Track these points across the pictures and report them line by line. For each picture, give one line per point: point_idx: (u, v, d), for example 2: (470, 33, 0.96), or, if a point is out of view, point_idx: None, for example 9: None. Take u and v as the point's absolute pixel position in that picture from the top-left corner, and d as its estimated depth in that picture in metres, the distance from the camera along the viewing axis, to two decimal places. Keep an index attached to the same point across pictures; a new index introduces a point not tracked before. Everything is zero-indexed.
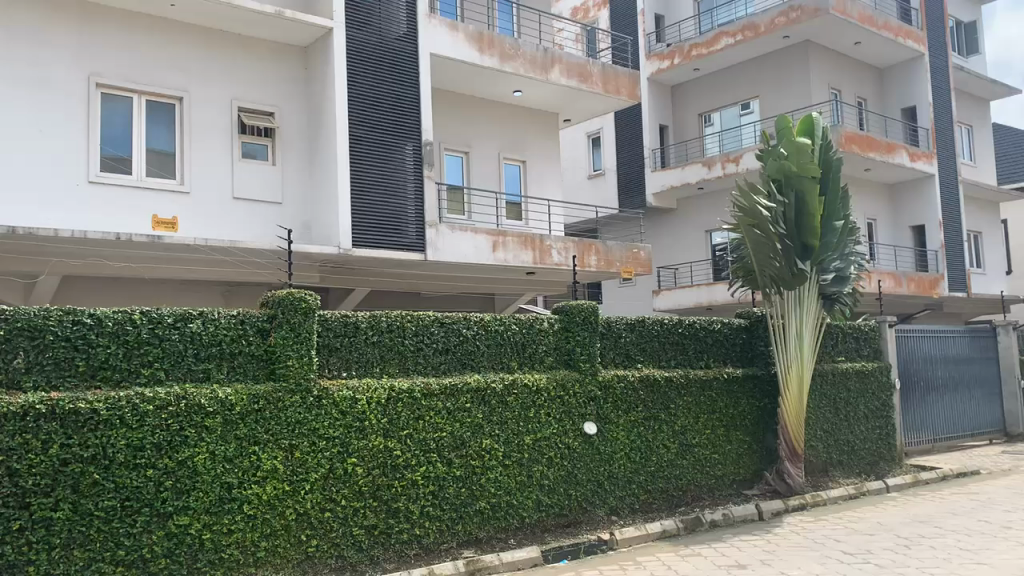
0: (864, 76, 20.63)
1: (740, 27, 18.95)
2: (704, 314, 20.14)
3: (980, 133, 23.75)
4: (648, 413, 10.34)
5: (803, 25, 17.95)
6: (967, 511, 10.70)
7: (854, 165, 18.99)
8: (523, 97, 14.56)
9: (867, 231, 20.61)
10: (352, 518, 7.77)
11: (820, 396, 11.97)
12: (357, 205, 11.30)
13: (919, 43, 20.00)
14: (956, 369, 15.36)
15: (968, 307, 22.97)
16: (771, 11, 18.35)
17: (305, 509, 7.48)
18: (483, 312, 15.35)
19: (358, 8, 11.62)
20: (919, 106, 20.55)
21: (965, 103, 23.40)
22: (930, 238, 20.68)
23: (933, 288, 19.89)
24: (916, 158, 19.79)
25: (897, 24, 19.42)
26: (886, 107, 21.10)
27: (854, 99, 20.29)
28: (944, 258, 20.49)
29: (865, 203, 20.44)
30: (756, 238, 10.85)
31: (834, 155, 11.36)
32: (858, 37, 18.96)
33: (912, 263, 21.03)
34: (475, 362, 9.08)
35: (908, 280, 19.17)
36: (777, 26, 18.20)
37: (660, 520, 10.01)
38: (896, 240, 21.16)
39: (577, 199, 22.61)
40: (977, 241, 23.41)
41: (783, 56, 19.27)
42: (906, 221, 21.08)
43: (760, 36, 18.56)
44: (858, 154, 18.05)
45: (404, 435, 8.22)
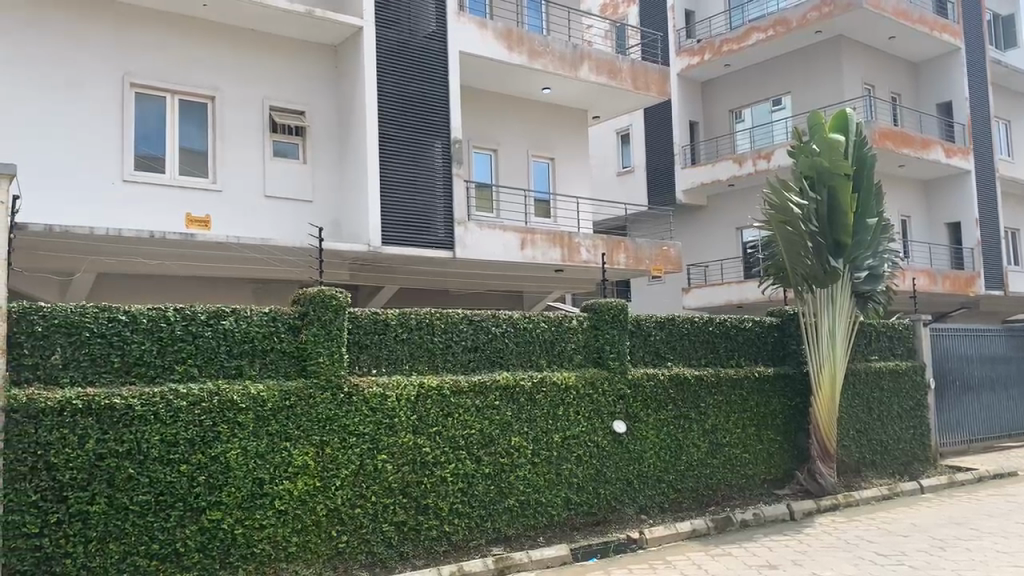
0: (899, 71, 20.34)
1: (771, 22, 18.78)
2: (734, 312, 19.97)
3: (1019, 129, 23.32)
4: (679, 412, 10.29)
5: (836, 20, 17.75)
6: (1003, 513, 10.53)
7: (888, 161, 18.75)
8: (552, 94, 14.51)
9: (902, 228, 20.32)
10: (381, 514, 7.80)
11: (853, 395, 11.82)
12: (386, 203, 11.34)
13: (955, 37, 19.68)
14: (993, 369, 15.08)
15: (1006, 306, 22.57)
16: (803, 6, 18.16)
17: (336, 505, 7.53)
18: (512, 310, 15.32)
19: (387, 7, 11.66)
20: (955, 101, 20.22)
21: (1002, 98, 22.98)
22: (967, 235, 20.33)
23: (970, 286, 19.56)
24: (952, 154, 19.49)
25: (933, 18, 19.12)
26: (922, 103, 20.79)
27: (889, 95, 20.02)
28: (980, 256, 20.12)
29: (900, 200, 20.15)
30: (788, 236, 10.80)
31: (869, 151, 11.21)
32: (893, 31, 18.70)
33: (947, 261, 20.69)
34: (504, 360, 9.08)
35: (943, 278, 18.88)
36: (809, 21, 18.01)
37: (690, 519, 9.95)
38: (931, 237, 20.84)
39: (607, 196, 22.52)
40: (1015, 239, 22.98)
41: (815, 51, 19.06)
42: (942, 218, 20.75)
43: (792, 31, 18.39)
44: (893, 149, 17.82)
45: (433, 433, 8.24)
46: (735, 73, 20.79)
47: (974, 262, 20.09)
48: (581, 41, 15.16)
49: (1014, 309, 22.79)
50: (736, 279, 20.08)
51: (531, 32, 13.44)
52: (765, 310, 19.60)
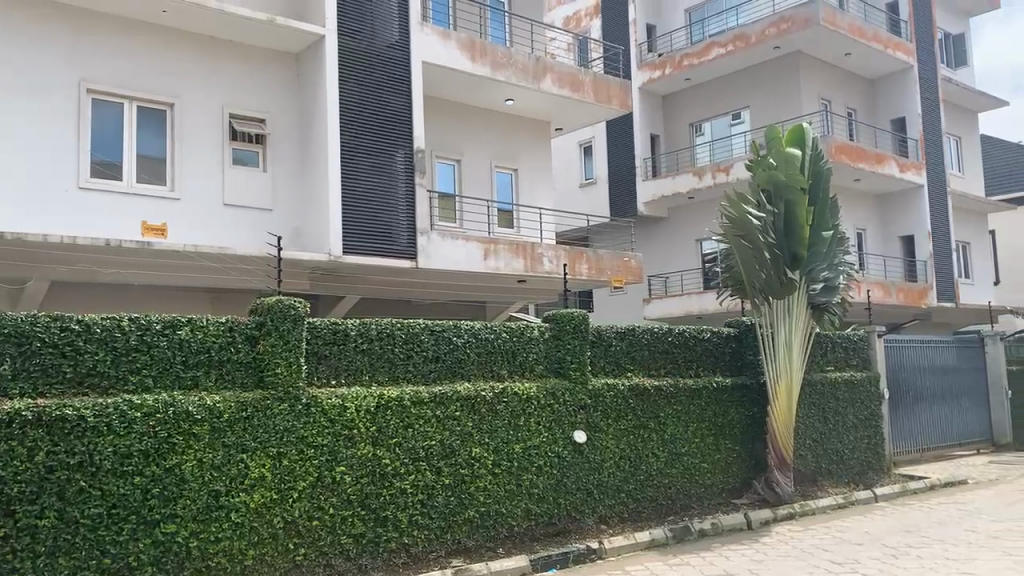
0: (853, 88, 20.77)
1: (731, 38, 19.09)
2: (693, 323, 20.16)
3: (969, 145, 23.93)
4: (638, 421, 10.37)
5: (793, 36, 18.07)
6: (953, 520, 10.77)
7: (844, 175, 19.12)
8: (515, 105, 14.57)
9: (858, 241, 20.71)
10: (340, 526, 7.74)
11: (810, 404, 12.00)
12: (349, 212, 11.30)
13: (909, 55, 20.12)
14: (945, 378, 15.42)
15: (956, 318, 23.11)
16: (761, 21, 18.47)
17: (293, 517, 7.46)
18: (474, 320, 15.29)
19: (350, 15, 11.63)
20: (908, 117, 20.69)
21: (953, 114, 23.57)
22: (920, 248, 20.78)
23: (922, 298, 19.98)
24: (906, 169, 19.93)
25: (887, 35, 19.55)
26: (876, 119, 21.23)
27: (845, 110, 20.42)
28: (933, 268, 20.58)
29: (855, 213, 20.53)
30: (744, 248, 10.94)
31: (825, 164, 11.40)
32: (848, 48, 19.10)
33: (901, 272, 21.12)
34: (465, 370, 9.06)
35: (898, 290, 19.28)
36: (768, 37, 18.32)
37: (649, 529, 10.02)
38: (885, 250, 21.28)
39: (568, 208, 22.62)
40: (966, 252, 23.56)
41: (774, 67, 19.39)
42: (895, 231, 21.20)
43: (751, 47, 18.69)
44: (850, 164, 18.19)
45: (393, 444, 8.20)
46: (694, 87, 21.05)
47: (927, 273, 20.55)
48: (544, 53, 15.25)
49: (963, 321, 23.34)
50: (695, 290, 20.28)
51: (493, 43, 13.50)
52: (724, 321, 19.81)
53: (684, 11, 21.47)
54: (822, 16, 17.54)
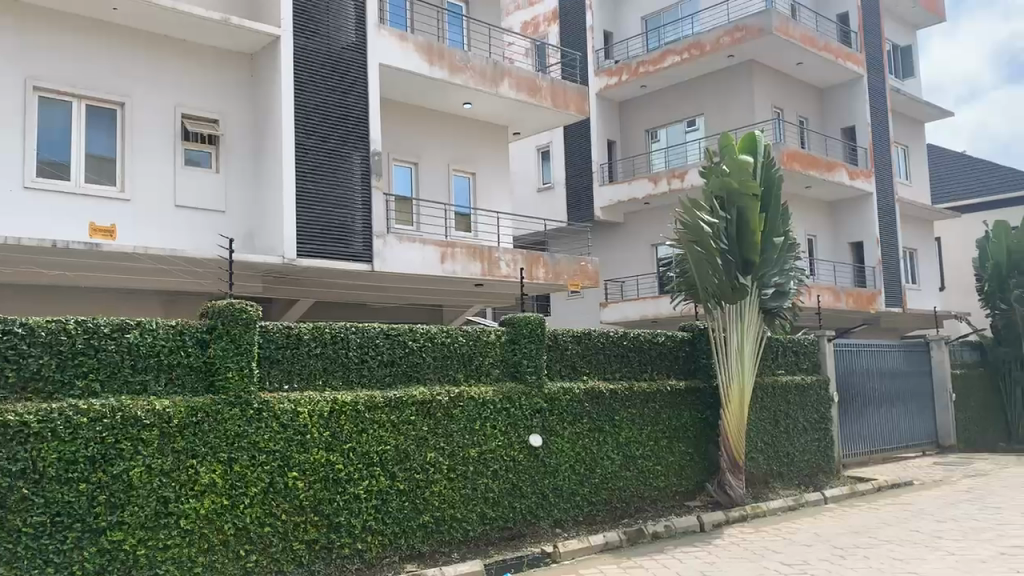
0: (804, 96, 21.15)
1: (686, 46, 19.33)
2: (648, 327, 20.34)
3: (916, 154, 24.50)
4: (593, 425, 10.43)
5: (746, 45, 18.37)
6: (900, 521, 11.01)
7: (796, 182, 19.45)
8: (473, 109, 14.57)
9: (809, 248, 21.08)
10: (292, 532, 7.66)
11: (761, 408, 12.17)
12: (304, 214, 11.19)
13: (858, 65, 20.56)
14: (892, 382, 15.78)
15: (903, 324, 23.61)
16: (715, 30, 18.74)
17: (244, 523, 7.35)
18: (430, 324, 15.23)
19: (307, 16, 11.54)
20: (857, 126, 21.12)
21: (900, 124, 24.13)
22: (868, 254, 21.22)
23: (871, 303, 20.38)
24: (855, 177, 20.34)
25: (838, 46, 19.96)
26: (826, 127, 21.65)
27: (796, 118, 20.79)
28: (881, 274, 21.02)
29: (806, 220, 20.89)
30: (697, 254, 11.08)
31: (776, 172, 11.59)
32: (800, 57, 19.45)
33: (851, 279, 21.44)
34: (421, 374, 9.02)
35: (848, 295, 19.65)
36: (722, 45, 18.58)
37: (603, 532, 10.07)
38: (834, 256, 21.69)
39: (524, 212, 22.69)
40: (912, 259, 24.10)
41: (727, 76, 19.69)
42: (845, 238, 21.65)
43: (704, 55, 18.94)
44: (801, 171, 18.52)
45: (347, 449, 8.13)
46: (649, 93, 21.27)
47: (875, 279, 20.99)
48: (502, 57, 15.29)
49: (908, 327, 23.88)
50: (649, 295, 20.46)
51: (451, 47, 13.48)
52: (678, 325, 20.01)
53: (641, 19, 21.72)
54: (774, 26, 17.85)
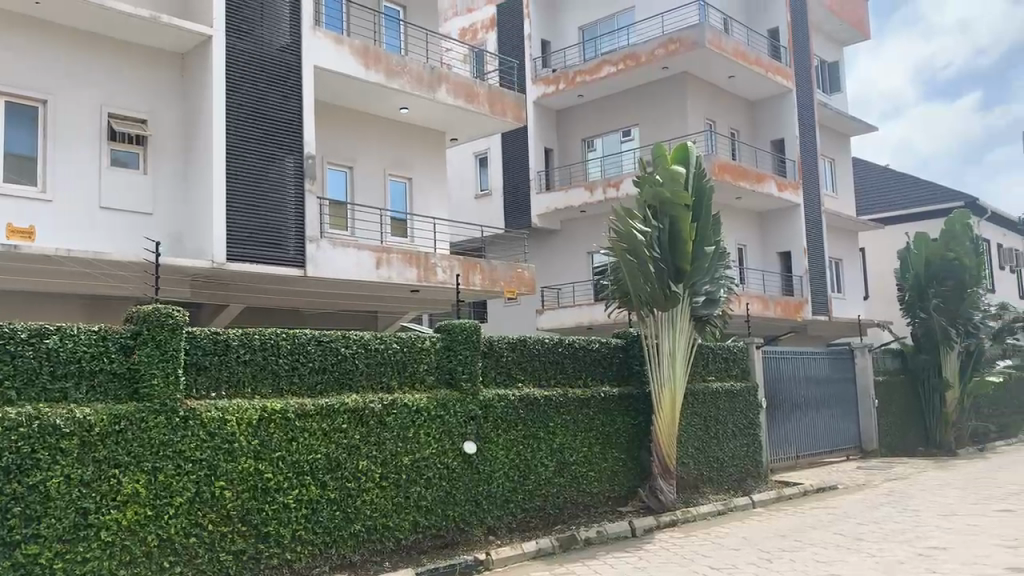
0: (735, 109, 21.63)
1: (622, 56, 19.58)
2: (583, 334, 20.47)
3: (841, 167, 25.24)
4: (527, 432, 10.45)
5: (681, 58, 18.69)
6: (824, 524, 11.29)
7: (727, 193, 19.86)
8: (410, 113, 14.49)
9: (739, 257, 21.53)
10: (219, 543, 7.48)
11: (692, 414, 12.37)
12: (235, 218, 10.99)
13: (787, 79, 21.10)
14: (819, 388, 16.20)
15: (828, 332, 24.25)
16: (651, 42, 19.02)
17: (168, 534, 7.15)
18: (365, 331, 15.07)
19: (240, 16, 11.33)
20: (786, 138, 21.67)
21: (826, 138, 24.84)
22: (795, 264, 21.75)
23: (798, 311, 20.88)
24: (784, 188, 20.86)
25: (768, 60, 20.45)
26: (756, 139, 22.16)
27: (727, 130, 21.24)
28: (808, 283, 21.54)
29: (736, 230, 21.35)
30: (630, 264, 11.18)
31: (707, 182, 11.81)
32: (732, 71, 19.87)
33: (779, 286, 21.96)
34: (353, 381, 8.92)
35: (776, 303, 20.10)
36: (657, 57, 18.89)
37: (536, 539, 10.09)
38: (763, 265, 22.20)
39: (461, 218, 22.68)
40: (839, 268, 24.84)
41: (662, 87, 20.01)
42: (773, 248, 22.18)
43: (640, 66, 19.21)
44: (731, 182, 18.93)
45: (276, 458, 7.99)
46: (584, 102, 21.47)
47: (803, 287, 21.51)
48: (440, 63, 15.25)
49: (831, 335, 24.54)
50: (584, 301, 20.61)
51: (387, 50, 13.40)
52: (612, 332, 20.18)
53: (578, 28, 21.94)
54: (707, 39, 18.20)
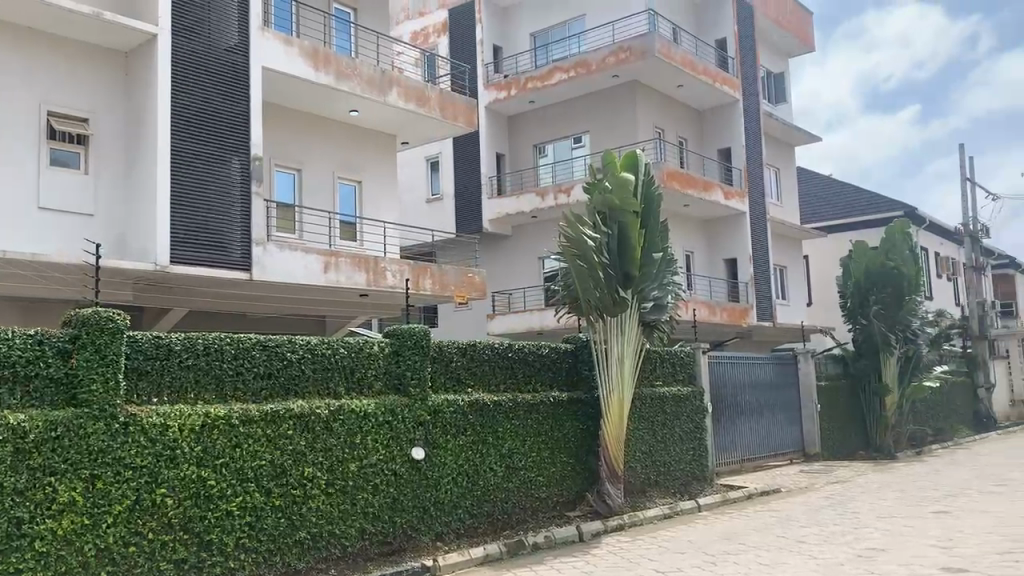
0: (683, 118, 21.93)
1: (573, 63, 19.71)
2: (534, 339, 20.50)
3: (785, 177, 25.74)
4: (476, 437, 10.44)
5: (631, 66, 18.90)
6: (767, 527, 11.49)
7: (675, 201, 20.11)
8: (360, 116, 14.39)
9: (686, 263, 21.81)
10: (159, 552, 7.32)
11: (639, 419, 12.49)
12: (179, 219, 10.79)
13: (734, 89, 21.46)
14: (763, 393, 16.47)
15: (772, 338, 24.67)
16: (602, 49, 19.20)
17: (106, 544, 6.97)
18: (313, 335, 14.92)
19: (186, 14, 11.15)
20: (733, 147, 22.03)
21: (771, 147, 25.30)
22: (742, 271, 22.09)
23: (744, 317, 21.19)
24: (729, 197, 21.20)
25: (715, 70, 20.77)
26: (703, 148, 22.49)
27: (676, 139, 21.54)
28: (754, 290, 21.85)
29: (683, 237, 21.62)
30: (579, 269, 11.25)
31: (656, 190, 11.98)
32: (681, 80, 20.15)
33: (725, 293, 22.36)
34: (298, 387, 8.81)
35: (722, 309, 20.40)
36: (607, 65, 19.06)
37: (484, 544, 10.06)
38: (710, 272, 22.52)
39: (412, 222, 22.63)
40: (783, 275, 25.34)
41: (612, 95, 20.21)
42: (720, 256, 22.52)
43: (591, 74, 19.37)
44: (679, 190, 19.19)
45: (220, 465, 7.85)
46: (535, 108, 21.57)
47: (748, 294, 21.85)
48: (390, 66, 15.19)
49: (774, 341, 24.98)
50: (535, 307, 20.67)
51: (337, 52, 13.31)
52: (562, 337, 20.25)
53: (529, 35, 22.04)
54: (657, 48, 18.44)
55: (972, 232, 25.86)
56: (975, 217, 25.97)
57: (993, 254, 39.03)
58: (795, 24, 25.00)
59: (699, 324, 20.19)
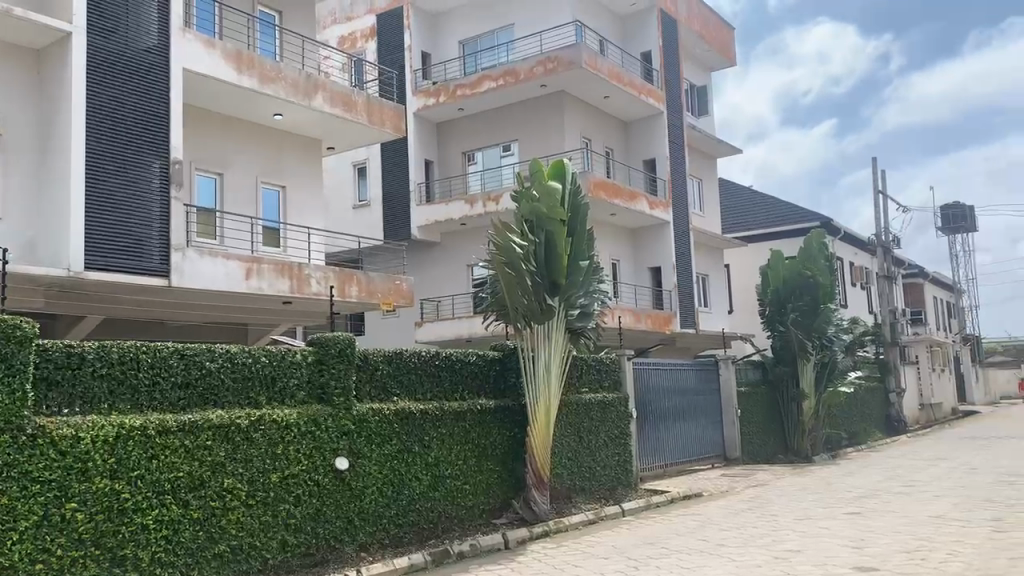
0: (610, 128, 22.23)
1: (501, 72, 19.78)
2: (462, 346, 20.45)
3: (706, 187, 26.32)
4: (402, 445, 10.36)
5: (558, 76, 19.09)
6: (688, 531, 11.71)
7: (601, 210, 20.37)
8: (284, 120, 14.16)
9: (612, 272, 22.10)
10: (69, 570, 7.03)
11: (565, 425, 12.60)
12: (94, 224, 10.44)
13: (659, 101, 21.85)
14: (686, 399, 16.79)
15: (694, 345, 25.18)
16: (529, 59, 19.33)
17: (11, 561, 6.68)
18: (235, 343, 14.60)
19: (103, 13, 10.81)
20: (658, 158, 22.42)
21: (694, 158, 25.86)
22: (666, 279, 22.49)
23: (668, 324, 21.53)
24: (655, 207, 21.57)
25: (641, 82, 21.12)
26: (629, 158, 22.84)
27: (602, 149, 21.84)
28: (677, 298, 22.27)
29: (610, 246, 21.90)
30: (507, 275, 11.28)
31: (582, 199, 12.10)
32: (607, 91, 20.42)
33: (650, 300, 22.70)
34: (218, 397, 8.61)
35: (646, 317, 20.70)
36: (535, 74, 19.20)
37: (409, 554, 9.96)
38: (635, 280, 22.86)
39: (340, 228, 22.44)
40: (705, 283, 25.88)
41: (540, 104, 20.37)
42: (644, 264, 22.89)
43: (519, 83, 19.47)
44: (606, 200, 19.48)
45: (135, 477, 7.61)
46: (461, 116, 21.57)
47: (672, 302, 22.25)
48: (315, 71, 15.00)
49: (697, 348, 25.49)
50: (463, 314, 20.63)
51: (261, 55, 13.07)
52: (490, 344, 20.25)
53: (458, 42, 22.04)
54: (582, 59, 18.67)
55: (884, 242, 26.89)
56: (886, 229, 27.00)
57: (904, 262, 40.64)
58: (717, 38, 25.60)
59: (624, 331, 20.45)
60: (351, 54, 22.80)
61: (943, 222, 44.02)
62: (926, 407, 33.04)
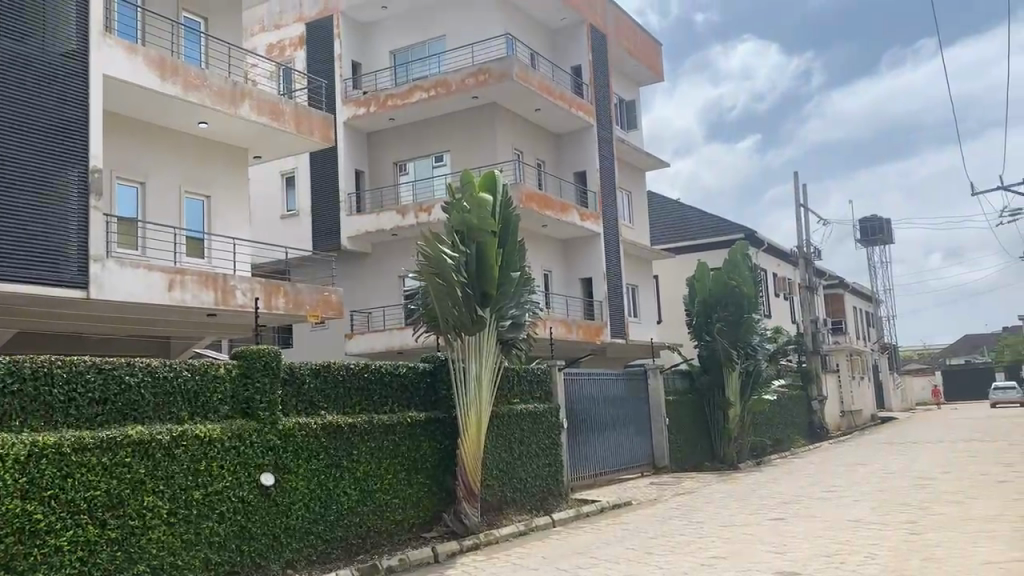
0: (541, 141, 22.40)
1: (432, 83, 19.75)
2: (393, 358, 20.26)
3: (635, 200, 26.71)
4: (330, 460, 10.20)
5: (489, 89, 19.17)
6: (618, 539, 11.83)
7: (533, 221, 20.50)
8: (209, 129, 13.88)
9: (543, 282, 22.24)
10: None
11: (496, 436, 12.59)
12: (7, 234, 10.02)
13: (588, 114, 22.13)
14: (616, 408, 16.97)
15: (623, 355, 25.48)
16: (459, 71, 19.36)
17: None
18: (157, 357, 14.19)
19: (19, 15, 10.43)
20: (588, 170, 22.69)
21: (623, 171, 26.23)
22: (596, 289, 22.71)
23: (598, 335, 21.71)
24: (586, 218, 21.79)
25: (571, 95, 21.37)
26: (560, 170, 23.05)
27: (534, 161, 21.99)
28: (607, 308, 22.48)
29: (541, 257, 22.04)
30: (438, 287, 11.24)
31: (512, 211, 12.17)
32: (539, 104, 20.60)
33: (581, 311, 22.80)
34: (137, 413, 8.34)
35: (577, 327, 20.85)
36: (466, 86, 19.24)
37: (337, 571, 9.79)
38: (566, 291, 23.02)
39: (266, 238, 22.06)
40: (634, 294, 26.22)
41: (471, 116, 20.44)
42: (573, 275, 23.08)
43: (449, 94, 19.47)
44: (538, 211, 19.62)
45: (48, 497, 7.28)
46: (391, 126, 21.47)
47: (602, 312, 22.47)
48: (242, 79, 14.75)
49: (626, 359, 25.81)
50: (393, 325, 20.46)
51: (184, 61, 12.79)
52: (422, 356, 20.11)
53: (388, 52, 21.93)
54: (512, 71, 18.79)
55: (806, 254, 27.68)
56: (807, 240, 27.83)
57: (824, 273, 41.88)
58: (645, 54, 26.05)
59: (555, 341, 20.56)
60: (279, 62, 22.48)
61: (862, 234, 45.50)
62: (846, 414, 34.02)
